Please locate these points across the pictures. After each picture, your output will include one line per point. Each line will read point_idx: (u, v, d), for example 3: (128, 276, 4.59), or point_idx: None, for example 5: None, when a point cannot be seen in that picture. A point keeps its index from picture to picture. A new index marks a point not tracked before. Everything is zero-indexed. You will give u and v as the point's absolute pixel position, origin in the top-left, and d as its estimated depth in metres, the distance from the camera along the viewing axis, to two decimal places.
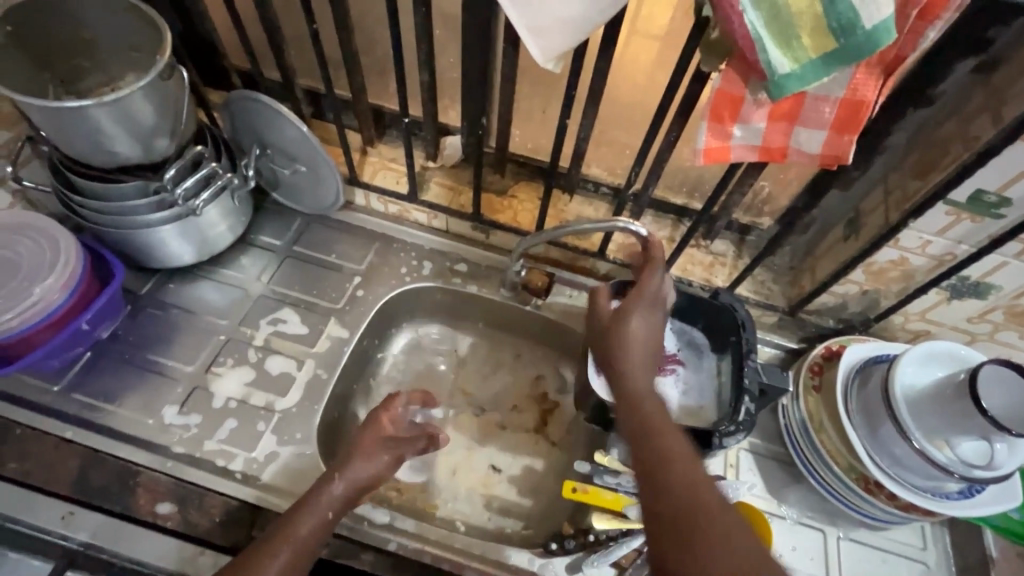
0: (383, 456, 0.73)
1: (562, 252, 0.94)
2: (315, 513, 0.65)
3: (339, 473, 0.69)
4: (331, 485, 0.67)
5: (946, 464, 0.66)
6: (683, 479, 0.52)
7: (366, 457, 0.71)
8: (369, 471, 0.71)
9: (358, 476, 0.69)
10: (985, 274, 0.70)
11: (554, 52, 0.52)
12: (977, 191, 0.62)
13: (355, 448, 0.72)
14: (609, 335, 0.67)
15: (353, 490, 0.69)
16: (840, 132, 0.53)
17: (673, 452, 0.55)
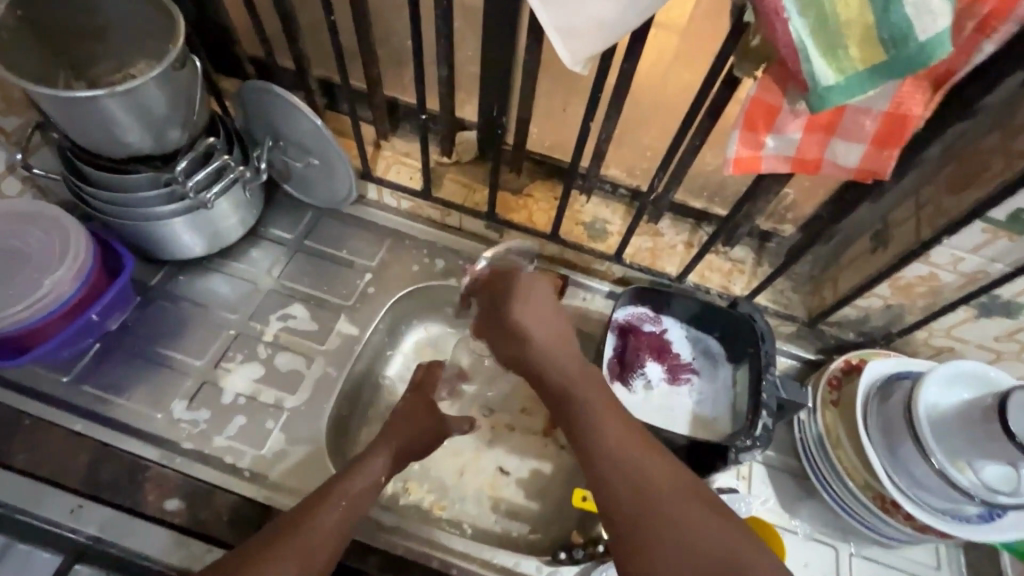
0: (433, 427, 0.80)
1: (578, 255, 0.92)
2: (369, 475, 0.70)
3: (395, 436, 0.75)
4: (388, 445, 0.73)
5: (968, 488, 0.65)
6: (611, 436, 0.61)
7: (418, 426, 0.78)
8: (419, 443, 0.77)
9: (413, 443, 0.77)
10: (1018, 293, 0.68)
11: (583, 55, 0.50)
12: (1017, 209, 0.59)
13: (406, 417, 0.78)
14: (517, 329, 0.73)
15: (402, 456, 0.75)
16: (879, 146, 0.51)
17: (592, 417, 0.63)
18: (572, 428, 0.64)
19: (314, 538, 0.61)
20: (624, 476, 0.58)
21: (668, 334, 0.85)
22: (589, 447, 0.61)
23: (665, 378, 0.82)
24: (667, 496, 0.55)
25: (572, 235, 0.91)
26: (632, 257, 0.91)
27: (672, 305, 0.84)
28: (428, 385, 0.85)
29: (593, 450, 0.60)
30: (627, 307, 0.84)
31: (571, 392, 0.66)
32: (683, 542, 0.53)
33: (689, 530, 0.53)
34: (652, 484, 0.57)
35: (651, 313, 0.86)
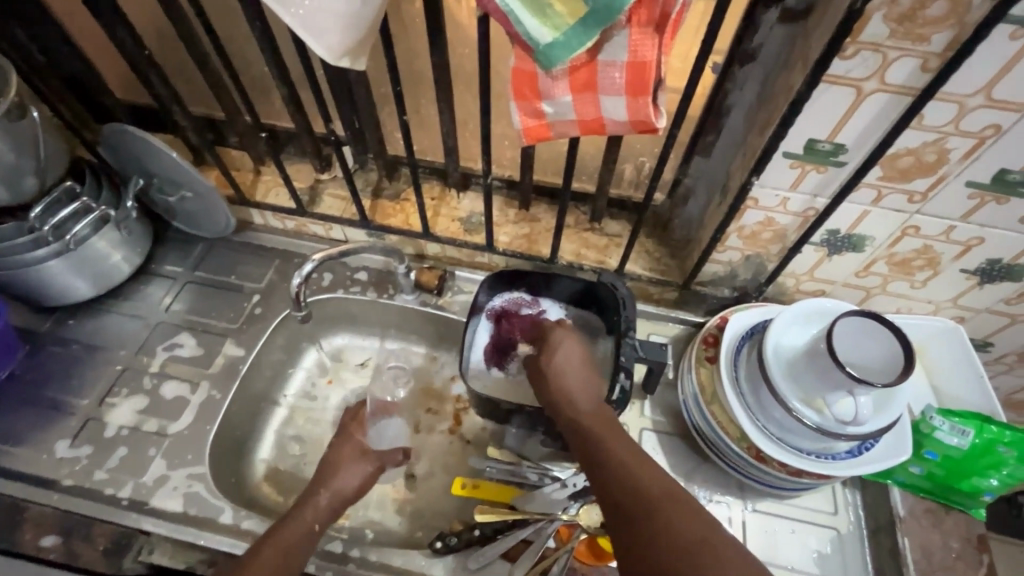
0: (366, 465, 0.76)
1: (459, 250, 0.94)
2: (299, 523, 0.68)
3: (326, 482, 0.73)
4: (318, 492, 0.71)
5: (820, 425, 0.64)
6: (629, 479, 0.55)
7: (346, 468, 0.75)
8: (353, 483, 0.74)
9: (345, 486, 0.73)
10: (852, 226, 0.69)
11: (340, 48, 0.53)
12: (810, 140, 0.60)
13: (334, 463, 0.75)
14: (551, 373, 0.69)
15: (337, 501, 0.72)
16: (636, 96, 0.52)
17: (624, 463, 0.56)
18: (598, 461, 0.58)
19: None
20: (634, 509, 0.52)
21: (545, 315, 0.85)
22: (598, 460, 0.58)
23: None
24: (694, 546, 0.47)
25: (449, 231, 0.93)
26: (509, 245, 0.92)
27: (548, 287, 0.86)
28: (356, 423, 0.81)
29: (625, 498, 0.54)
30: (503, 294, 0.86)
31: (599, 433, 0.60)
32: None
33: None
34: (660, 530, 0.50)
35: (529, 295, 0.87)
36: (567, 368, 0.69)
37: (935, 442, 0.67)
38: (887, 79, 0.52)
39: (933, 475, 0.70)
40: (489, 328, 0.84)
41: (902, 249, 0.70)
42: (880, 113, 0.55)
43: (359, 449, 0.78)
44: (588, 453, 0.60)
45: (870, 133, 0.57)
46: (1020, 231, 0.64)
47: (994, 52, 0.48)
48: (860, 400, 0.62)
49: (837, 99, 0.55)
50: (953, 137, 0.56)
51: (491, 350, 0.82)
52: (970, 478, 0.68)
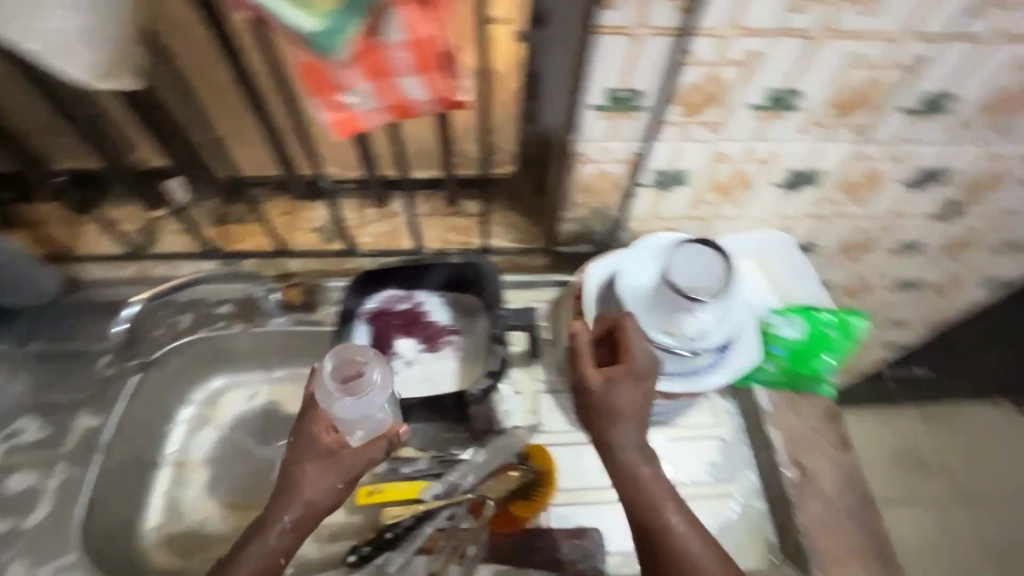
0: (332, 481, 0.62)
1: (323, 261, 0.91)
2: (256, 555, 0.60)
3: (291, 501, 0.62)
4: (282, 515, 0.61)
5: (676, 347, 0.70)
6: (655, 520, 0.58)
7: (308, 486, 0.62)
8: (293, 516, 0.61)
9: (315, 499, 0.62)
10: (672, 162, 0.75)
11: (100, 70, 0.51)
12: (609, 90, 0.63)
13: (294, 474, 0.63)
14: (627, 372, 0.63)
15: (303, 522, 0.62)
16: (427, 71, 0.53)
17: (661, 520, 0.58)
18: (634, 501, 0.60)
19: None
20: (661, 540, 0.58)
21: (422, 306, 0.85)
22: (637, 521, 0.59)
23: (424, 349, 0.82)
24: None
25: (308, 243, 0.89)
26: (373, 245, 0.90)
27: (419, 279, 0.85)
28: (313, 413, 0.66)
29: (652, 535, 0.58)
30: (376, 295, 0.84)
31: (627, 474, 0.61)
32: None
33: None
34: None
35: (404, 291, 0.85)
36: (637, 403, 0.62)
37: (777, 337, 0.76)
38: (652, 23, 0.57)
39: (785, 369, 0.78)
40: (366, 332, 0.82)
41: (720, 174, 0.77)
42: (658, 55, 0.60)
43: (334, 447, 0.64)
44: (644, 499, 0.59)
45: (655, 75, 0.62)
46: (802, 140, 0.73)
47: None
48: (700, 315, 0.69)
49: (617, 48, 0.59)
50: (724, 67, 0.62)
51: None
52: (813, 363, 0.77)
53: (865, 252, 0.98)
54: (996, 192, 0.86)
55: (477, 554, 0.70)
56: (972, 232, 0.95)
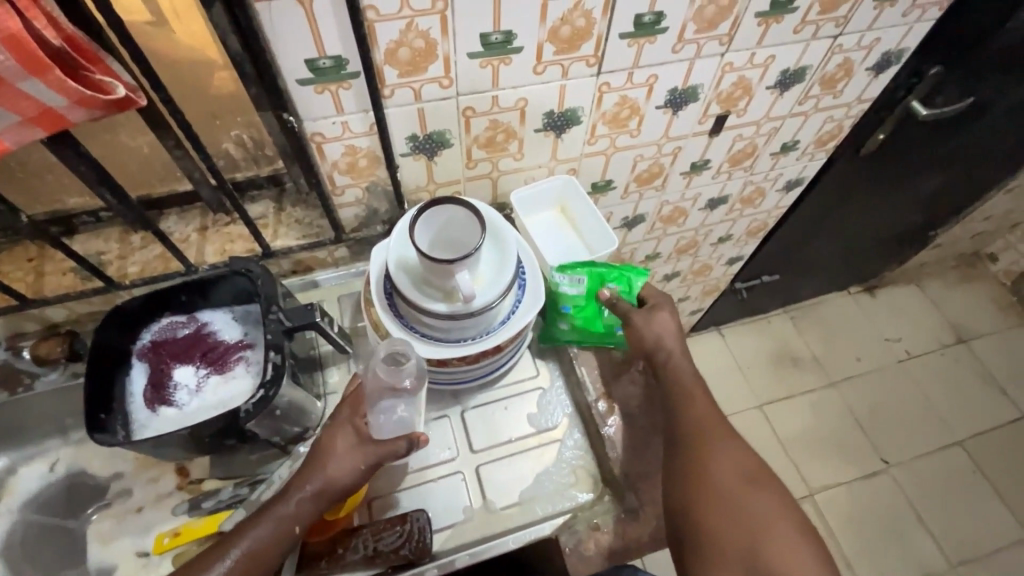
0: (360, 461, 0.65)
1: (88, 304, 0.82)
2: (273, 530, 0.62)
3: (316, 471, 0.65)
4: (305, 484, 0.64)
5: (453, 311, 0.68)
6: (705, 418, 0.72)
7: (340, 457, 0.65)
8: (343, 485, 0.65)
9: (338, 476, 0.64)
10: (421, 127, 0.73)
11: None
12: (307, 62, 0.60)
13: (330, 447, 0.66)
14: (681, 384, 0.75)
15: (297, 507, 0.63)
16: (47, 73, 0.46)
17: (707, 434, 0.71)
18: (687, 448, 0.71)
19: None
20: (694, 445, 0.70)
21: (206, 327, 0.78)
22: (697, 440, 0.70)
23: (212, 372, 0.75)
24: (762, 538, 0.63)
25: (62, 287, 0.79)
26: (144, 272, 0.82)
27: (196, 299, 0.78)
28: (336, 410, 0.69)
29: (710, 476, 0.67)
30: (150, 327, 0.77)
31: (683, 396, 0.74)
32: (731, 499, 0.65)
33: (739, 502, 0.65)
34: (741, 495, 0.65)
35: (183, 316, 0.78)
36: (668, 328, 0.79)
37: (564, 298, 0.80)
38: None
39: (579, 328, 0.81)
40: (143, 369, 0.75)
41: (477, 130, 0.77)
42: (338, 17, 0.56)
43: (356, 438, 0.66)
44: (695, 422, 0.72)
45: (348, 39, 0.59)
46: (543, 81, 0.72)
47: None
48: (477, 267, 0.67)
49: (289, 15, 0.55)
50: (418, 19, 0.59)
51: (152, 390, 0.73)
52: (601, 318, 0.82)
53: (661, 178, 1.02)
54: (752, 101, 0.90)
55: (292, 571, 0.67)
56: (748, 141, 1.01)
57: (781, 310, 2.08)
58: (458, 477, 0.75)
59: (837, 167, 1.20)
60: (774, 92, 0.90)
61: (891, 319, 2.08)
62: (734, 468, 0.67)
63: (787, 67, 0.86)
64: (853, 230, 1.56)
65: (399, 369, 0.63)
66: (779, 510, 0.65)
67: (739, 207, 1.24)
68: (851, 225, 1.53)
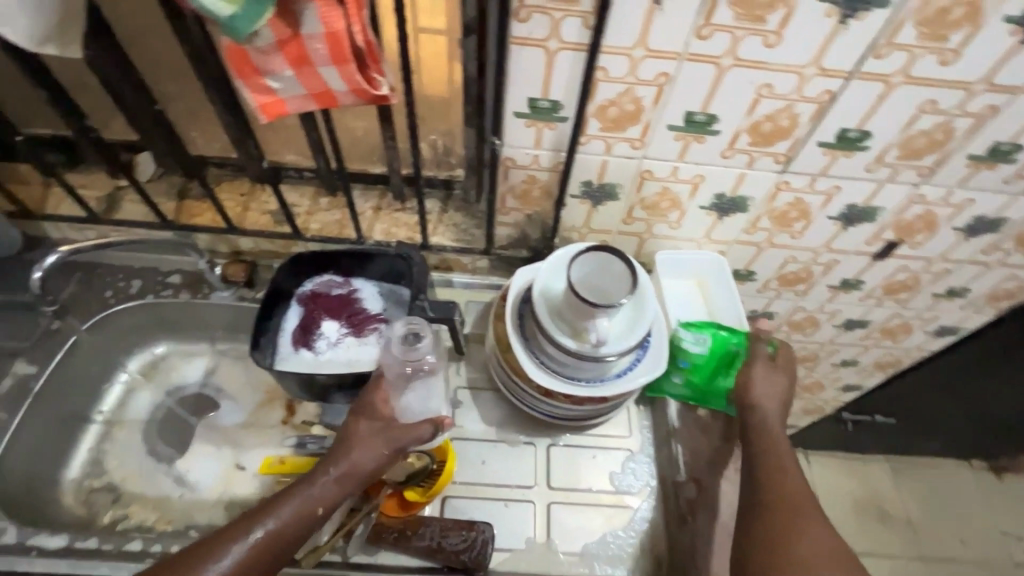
0: (382, 446, 0.66)
1: (272, 244, 0.95)
2: (297, 510, 0.61)
3: (339, 456, 0.65)
4: (328, 468, 0.64)
5: (582, 351, 0.71)
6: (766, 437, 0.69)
7: (363, 444, 0.66)
8: (364, 469, 0.65)
9: (361, 464, 0.65)
10: (600, 176, 0.78)
11: (44, 35, 0.54)
12: (530, 99, 0.67)
13: (349, 438, 0.66)
14: (759, 394, 0.73)
15: (322, 493, 0.62)
16: (345, 65, 0.57)
17: (781, 472, 0.65)
18: (758, 481, 0.66)
19: None
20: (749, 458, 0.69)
21: (357, 293, 0.87)
22: (753, 452, 0.69)
23: (353, 334, 0.85)
24: (796, 541, 0.59)
25: (259, 225, 0.93)
26: (322, 232, 0.94)
27: (355, 266, 0.88)
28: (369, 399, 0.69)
29: (780, 513, 0.62)
30: (313, 278, 0.87)
31: (774, 439, 0.69)
32: (775, 503, 0.63)
33: (783, 506, 0.62)
34: (808, 546, 0.58)
35: (340, 277, 0.88)
36: (783, 390, 0.74)
37: (686, 354, 0.79)
38: (564, 38, 0.60)
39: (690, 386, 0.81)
40: (299, 312, 0.85)
41: (647, 192, 0.80)
42: (572, 68, 0.63)
43: (383, 423, 0.68)
44: (756, 441, 0.70)
45: (573, 87, 0.65)
46: (727, 165, 0.75)
47: (630, 8, 0.57)
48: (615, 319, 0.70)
49: (532, 60, 0.63)
50: (638, 86, 0.65)
51: (301, 332, 0.83)
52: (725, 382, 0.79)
53: (806, 284, 0.99)
54: (931, 237, 0.86)
55: (363, 534, 0.71)
56: (912, 275, 0.96)
57: (882, 458, 1.87)
58: (530, 507, 0.76)
59: (1003, 329, 1.10)
60: (959, 235, 0.86)
61: (1013, 511, 1.80)
62: (804, 538, 0.59)
63: (982, 214, 0.82)
64: (999, 399, 1.40)
65: (414, 350, 0.68)
66: (824, 522, 0.61)
67: (877, 336, 1.16)
68: (994, 390, 1.38)
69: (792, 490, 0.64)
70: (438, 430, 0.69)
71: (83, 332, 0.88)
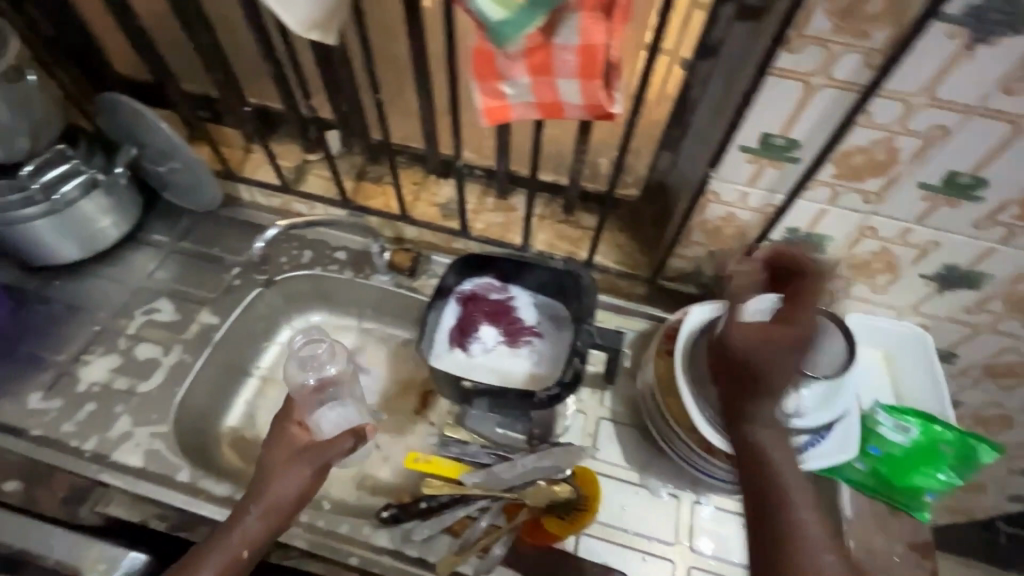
0: (301, 470, 0.67)
1: (435, 235, 0.96)
2: (234, 541, 0.63)
3: (259, 495, 0.66)
4: (248, 508, 0.65)
5: None
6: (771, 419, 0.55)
7: (286, 478, 0.67)
8: (289, 492, 0.66)
9: (281, 497, 0.66)
10: (810, 224, 0.70)
11: (311, 20, 0.55)
12: (764, 135, 0.61)
13: (268, 471, 0.68)
14: (762, 374, 0.54)
15: (273, 517, 0.65)
16: (589, 79, 0.55)
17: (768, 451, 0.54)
18: (767, 498, 0.52)
19: None
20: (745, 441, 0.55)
21: (513, 301, 0.86)
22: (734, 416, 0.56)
23: (506, 342, 0.84)
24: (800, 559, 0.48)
25: (427, 216, 0.95)
26: (485, 233, 0.94)
27: (517, 273, 0.86)
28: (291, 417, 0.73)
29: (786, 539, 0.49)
30: (473, 278, 0.86)
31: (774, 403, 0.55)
32: (786, 501, 0.51)
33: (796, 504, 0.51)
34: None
35: (498, 282, 0.87)
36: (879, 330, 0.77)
37: (879, 438, 0.69)
38: (833, 76, 0.53)
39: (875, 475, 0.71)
40: (456, 310, 0.85)
41: (860, 250, 0.71)
42: (829, 108, 0.56)
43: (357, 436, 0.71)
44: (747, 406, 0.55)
45: (823, 129, 0.58)
46: (976, 236, 0.64)
47: (933, 52, 0.49)
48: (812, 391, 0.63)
49: (782, 94, 0.56)
50: (902, 137, 0.57)
51: (457, 332, 0.83)
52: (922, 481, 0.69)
53: None
54: None
55: (500, 553, 0.69)
56: None
57: None
58: (667, 566, 0.72)
59: None
60: None
61: None
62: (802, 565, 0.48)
63: None
64: None
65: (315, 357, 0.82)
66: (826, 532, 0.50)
67: None
68: None
69: (786, 486, 0.52)
70: (361, 442, 0.72)
71: (259, 291, 0.94)
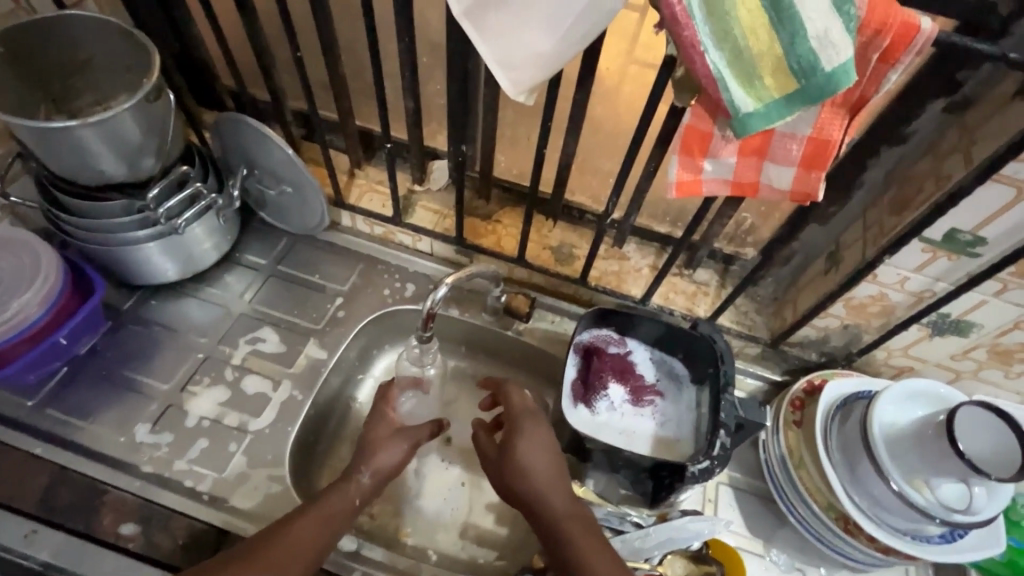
0: (400, 444, 0.73)
1: (545, 278, 0.93)
2: (343, 497, 0.67)
3: (366, 458, 0.71)
4: (360, 469, 0.70)
5: (927, 508, 0.64)
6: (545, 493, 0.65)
7: (386, 447, 0.72)
8: (392, 460, 0.72)
9: (385, 464, 0.71)
10: (965, 311, 0.69)
11: (524, 85, 0.52)
12: (953, 230, 0.62)
13: (373, 442, 0.72)
14: (512, 470, 0.67)
15: (379, 479, 0.70)
16: (808, 168, 0.54)
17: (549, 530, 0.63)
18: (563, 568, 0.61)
19: (287, 547, 0.61)
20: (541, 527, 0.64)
21: (632, 356, 0.85)
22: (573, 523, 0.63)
23: (629, 400, 0.82)
24: None
25: (539, 259, 0.93)
26: (598, 280, 0.92)
27: (638, 328, 0.84)
28: (388, 401, 0.77)
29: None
30: (591, 329, 0.84)
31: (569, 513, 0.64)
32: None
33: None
34: None
35: (616, 335, 0.85)
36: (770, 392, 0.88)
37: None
38: None
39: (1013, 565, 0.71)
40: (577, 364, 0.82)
41: (1009, 340, 0.71)
42: None
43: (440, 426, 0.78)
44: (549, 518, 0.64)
45: (1018, 230, 0.59)
46: None
47: None
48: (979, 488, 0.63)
49: (992, 196, 0.57)
50: None
51: (580, 387, 0.81)
52: None
53: None
54: None
55: None
56: None
57: None
58: None
59: None
60: None
61: None
62: None
63: None
64: None
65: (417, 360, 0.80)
66: None
67: None
68: None
69: None
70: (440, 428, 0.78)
71: (365, 323, 0.91)
